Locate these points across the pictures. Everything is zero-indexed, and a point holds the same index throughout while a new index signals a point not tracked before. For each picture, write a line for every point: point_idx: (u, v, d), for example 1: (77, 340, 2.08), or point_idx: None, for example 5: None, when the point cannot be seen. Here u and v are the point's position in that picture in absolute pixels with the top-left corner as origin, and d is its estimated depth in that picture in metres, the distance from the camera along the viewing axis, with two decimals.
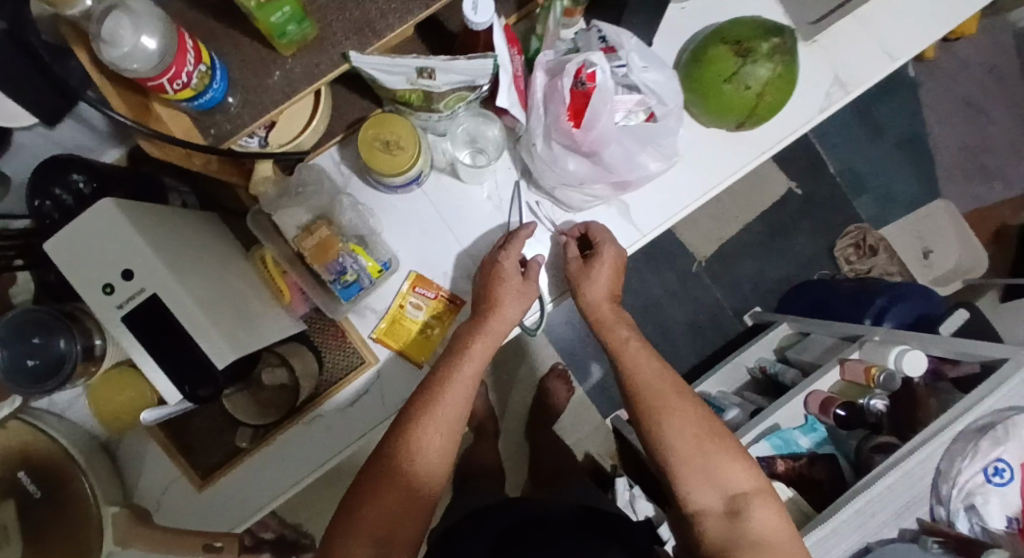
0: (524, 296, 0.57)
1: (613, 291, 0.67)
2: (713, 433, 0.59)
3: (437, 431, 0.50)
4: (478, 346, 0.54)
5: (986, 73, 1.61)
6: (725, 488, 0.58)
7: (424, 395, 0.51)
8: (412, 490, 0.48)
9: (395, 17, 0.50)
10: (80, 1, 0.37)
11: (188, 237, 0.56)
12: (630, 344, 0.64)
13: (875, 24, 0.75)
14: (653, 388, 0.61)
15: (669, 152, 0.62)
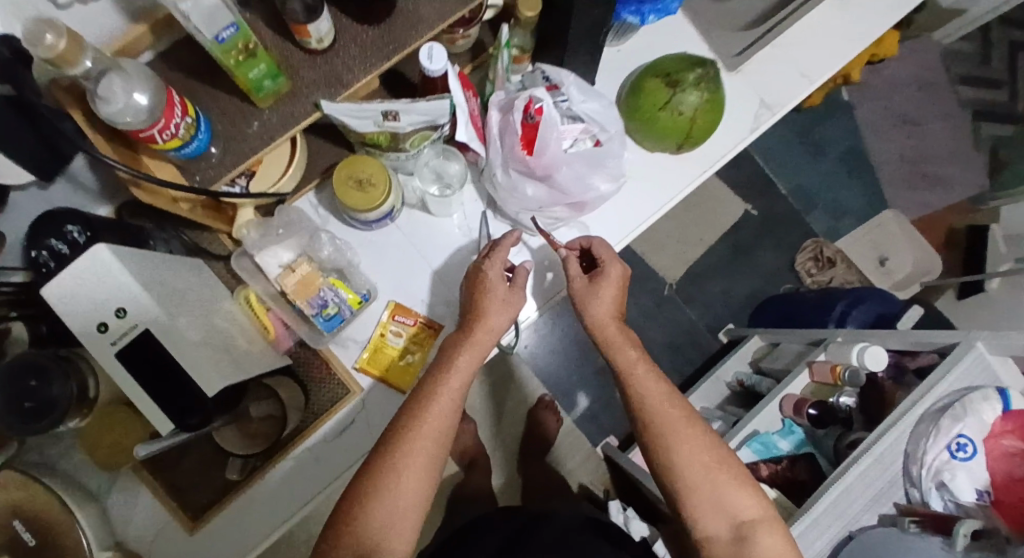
0: (509, 305, 0.56)
1: (618, 310, 0.67)
2: (723, 462, 0.60)
3: (423, 451, 0.48)
4: (465, 358, 0.52)
5: (917, 90, 1.75)
6: (733, 516, 0.59)
7: (410, 414, 0.49)
8: (397, 515, 0.46)
9: (360, 69, 0.56)
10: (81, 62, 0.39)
11: (174, 279, 0.59)
12: (638, 366, 0.63)
13: (791, 53, 0.85)
14: (663, 412, 0.61)
15: (616, 172, 0.69)
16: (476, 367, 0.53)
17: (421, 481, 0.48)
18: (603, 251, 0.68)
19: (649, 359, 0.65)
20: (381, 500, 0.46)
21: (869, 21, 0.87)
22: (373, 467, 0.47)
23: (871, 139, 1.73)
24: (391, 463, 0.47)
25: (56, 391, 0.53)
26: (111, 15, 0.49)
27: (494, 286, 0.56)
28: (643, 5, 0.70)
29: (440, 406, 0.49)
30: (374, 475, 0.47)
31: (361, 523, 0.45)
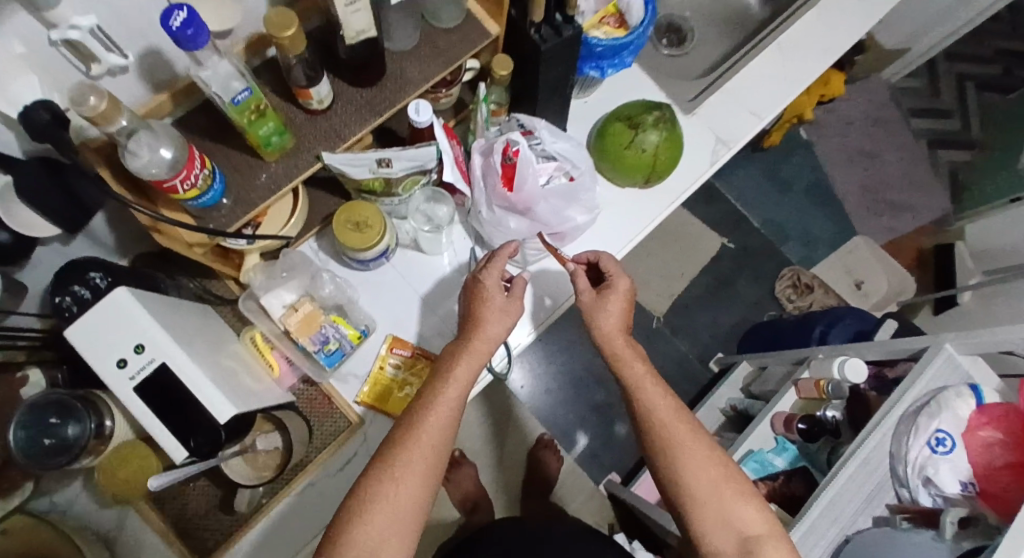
0: (507, 313, 0.60)
1: (625, 324, 0.69)
2: (730, 477, 0.60)
3: (420, 456, 0.51)
4: (464, 366, 0.56)
5: (870, 125, 1.89)
6: (740, 531, 0.58)
7: (411, 420, 0.53)
8: (395, 520, 0.49)
9: (355, 125, 0.64)
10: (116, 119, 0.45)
11: (187, 322, 0.64)
12: (645, 380, 0.65)
13: (739, 96, 0.96)
14: (669, 426, 0.62)
15: (590, 205, 0.77)
16: (474, 374, 0.57)
17: (419, 483, 0.50)
18: (611, 266, 0.72)
19: (656, 374, 0.66)
20: (382, 498, 0.49)
21: (807, 65, 0.98)
22: (376, 467, 0.51)
23: (833, 172, 1.85)
24: (392, 464, 0.50)
25: (71, 432, 0.56)
26: (137, 87, 0.57)
27: (493, 295, 0.60)
28: (599, 59, 0.77)
29: (438, 414, 0.53)
30: (376, 476, 0.50)
31: (361, 522, 0.48)
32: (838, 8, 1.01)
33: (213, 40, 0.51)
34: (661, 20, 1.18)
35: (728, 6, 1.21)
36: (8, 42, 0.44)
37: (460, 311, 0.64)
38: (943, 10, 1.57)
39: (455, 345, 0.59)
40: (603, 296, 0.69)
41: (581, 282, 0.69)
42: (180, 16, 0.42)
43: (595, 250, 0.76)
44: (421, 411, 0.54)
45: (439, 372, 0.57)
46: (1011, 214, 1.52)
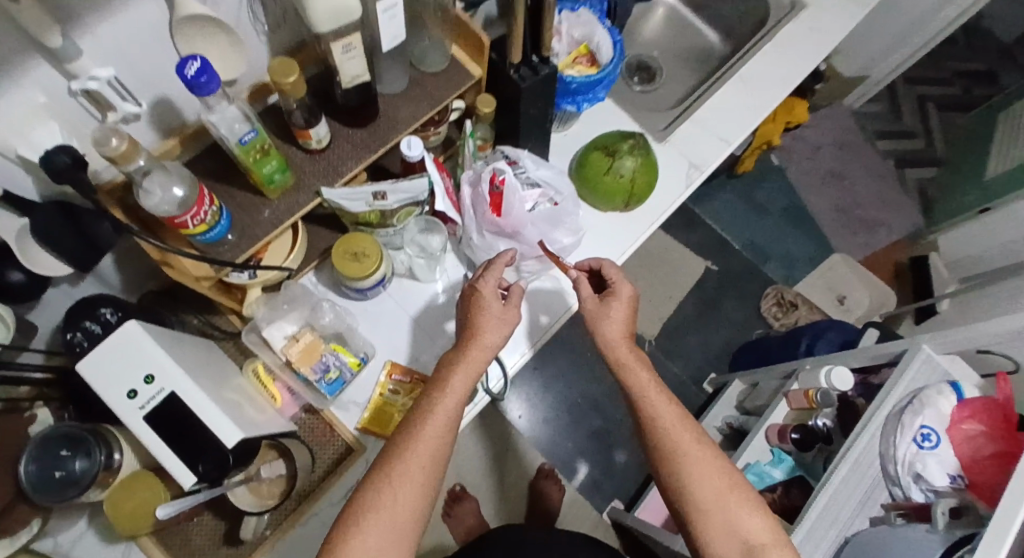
0: (504, 321, 0.64)
1: (628, 331, 0.71)
2: (734, 485, 0.60)
3: (416, 462, 0.53)
4: (460, 377, 0.59)
5: (836, 149, 1.99)
6: (746, 541, 0.58)
7: (409, 429, 0.56)
8: (392, 525, 0.51)
9: (351, 162, 0.69)
10: (134, 158, 0.47)
11: (193, 356, 0.66)
12: (649, 387, 0.65)
13: (708, 124, 1.02)
14: (673, 433, 0.62)
15: (575, 227, 0.82)
16: (470, 382, 0.59)
17: (415, 491, 0.53)
18: (613, 272, 0.75)
19: (660, 382, 0.67)
20: (380, 504, 0.52)
21: (768, 93, 1.06)
22: (376, 475, 0.53)
23: (806, 194, 1.94)
24: (390, 471, 0.53)
25: (79, 467, 0.57)
26: (148, 133, 0.61)
27: (489, 301, 0.64)
28: (575, 94, 0.83)
29: (434, 422, 0.56)
30: (374, 483, 0.52)
31: (360, 527, 0.50)
32: (793, 41, 1.10)
33: (222, 88, 0.56)
34: (631, 61, 1.27)
35: (692, 45, 1.31)
36: (31, 91, 0.48)
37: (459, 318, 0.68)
38: (892, 41, 1.68)
39: (456, 353, 0.62)
40: (606, 303, 0.72)
41: (584, 289, 0.72)
42: (194, 65, 0.46)
43: (597, 257, 0.79)
44: (419, 420, 0.56)
45: (439, 380, 0.59)
46: (979, 224, 1.60)
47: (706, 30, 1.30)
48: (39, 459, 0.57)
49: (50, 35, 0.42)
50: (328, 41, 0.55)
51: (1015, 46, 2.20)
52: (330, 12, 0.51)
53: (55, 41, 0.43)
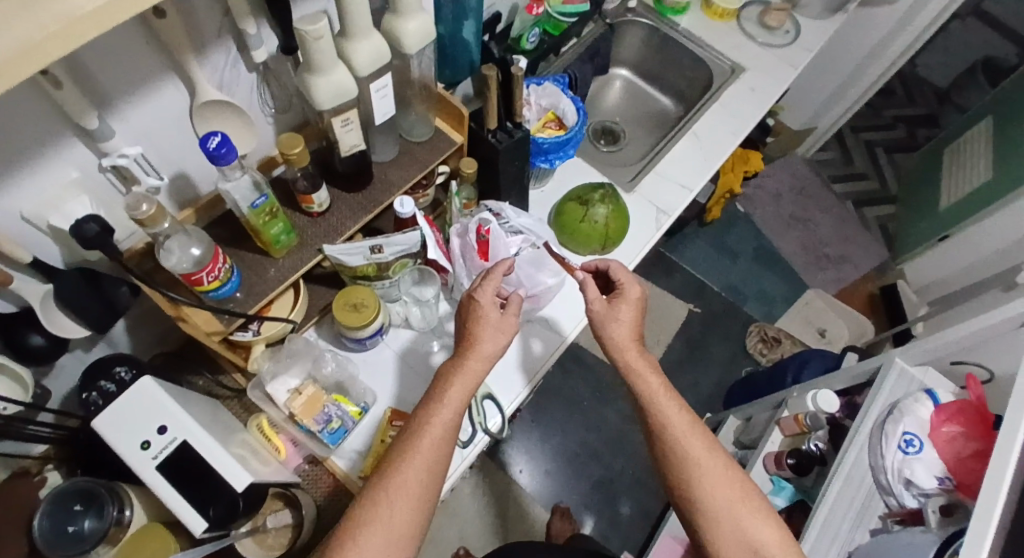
0: (501, 328, 0.72)
1: (635, 333, 0.77)
2: (744, 489, 0.66)
3: (413, 469, 0.62)
4: (457, 389, 0.67)
5: (796, 194, 2.14)
6: (753, 547, 0.63)
7: (409, 441, 0.64)
8: (391, 527, 0.59)
9: (349, 222, 0.76)
10: (161, 222, 0.53)
11: (200, 412, 0.69)
12: (656, 390, 0.71)
13: (670, 175, 1.13)
14: (684, 441, 0.68)
15: (557, 269, 0.89)
16: (467, 391, 0.68)
17: (410, 500, 0.61)
18: (620, 273, 0.81)
19: (671, 389, 0.72)
20: (378, 512, 0.60)
21: (720, 144, 1.18)
22: (376, 486, 0.61)
23: (774, 237, 2.06)
24: (389, 479, 0.61)
25: (86, 526, 0.60)
26: (166, 204, 0.67)
27: (487, 311, 0.72)
28: (547, 154, 0.93)
29: (432, 433, 0.64)
30: (375, 490, 0.61)
31: (365, 528, 0.59)
32: (736, 100, 1.24)
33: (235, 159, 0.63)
34: (596, 125, 1.43)
35: (650, 109, 1.46)
36: (66, 167, 0.54)
37: (457, 327, 0.76)
38: (831, 94, 1.87)
39: (456, 364, 0.70)
40: (611, 305, 0.78)
41: (593, 292, 0.77)
42: (215, 139, 0.53)
43: (607, 261, 0.83)
44: (418, 431, 0.64)
45: (435, 394, 0.67)
46: (942, 250, 1.70)
47: (660, 96, 1.46)
48: (54, 514, 0.61)
49: (88, 117, 0.49)
50: (329, 118, 0.64)
51: (946, 93, 2.44)
52: (331, 92, 0.60)
53: (92, 123, 0.50)
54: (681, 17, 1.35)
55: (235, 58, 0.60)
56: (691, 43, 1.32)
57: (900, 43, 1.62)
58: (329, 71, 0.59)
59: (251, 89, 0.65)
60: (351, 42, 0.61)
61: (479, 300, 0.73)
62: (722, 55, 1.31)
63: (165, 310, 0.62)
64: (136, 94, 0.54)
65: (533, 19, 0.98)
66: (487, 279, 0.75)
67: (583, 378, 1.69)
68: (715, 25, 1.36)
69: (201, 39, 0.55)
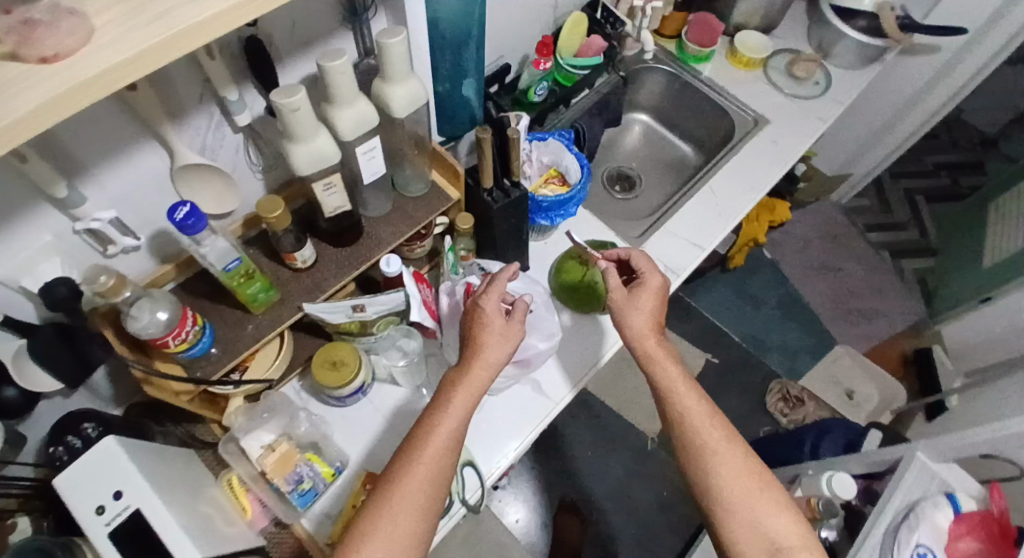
0: (506, 338, 0.75)
1: (654, 322, 0.80)
2: (767, 483, 0.68)
3: (426, 462, 0.65)
4: (466, 387, 0.70)
5: (827, 241, 2.04)
6: (773, 542, 0.65)
7: (420, 438, 0.67)
8: (408, 516, 0.63)
9: (334, 277, 0.74)
10: (122, 292, 0.52)
11: (169, 466, 0.68)
12: (675, 382, 0.75)
13: (681, 232, 1.09)
14: (702, 432, 0.71)
15: (549, 332, 0.87)
16: (474, 395, 0.72)
17: (412, 511, 0.63)
18: (641, 262, 0.86)
19: (690, 378, 0.76)
20: (383, 521, 0.62)
21: (736, 202, 1.13)
22: (393, 478, 0.65)
23: (801, 287, 1.96)
24: (404, 472, 0.64)
25: None
26: (147, 258, 0.66)
27: (492, 319, 0.75)
28: (549, 211, 0.90)
29: (446, 426, 0.68)
30: (391, 481, 0.64)
31: (381, 520, 0.62)
32: (755, 155, 1.19)
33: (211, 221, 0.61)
34: (611, 171, 1.39)
35: (669, 157, 1.41)
36: (39, 232, 0.54)
37: (463, 330, 0.79)
38: (865, 141, 1.78)
39: (462, 372, 0.73)
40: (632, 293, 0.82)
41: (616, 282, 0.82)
42: (183, 210, 0.52)
43: (623, 250, 0.88)
44: (431, 427, 0.68)
45: (444, 397, 0.70)
46: (983, 313, 1.58)
47: (680, 143, 1.41)
48: None
49: (56, 187, 0.49)
50: (311, 183, 0.63)
51: (994, 139, 2.31)
52: (310, 159, 0.59)
53: (61, 192, 0.50)
54: (703, 65, 1.31)
55: (219, 121, 0.60)
56: (714, 92, 1.28)
57: (935, 98, 1.55)
58: (309, 139, 0.58)
59: (238, 149, 0.64)
60: (335, 109, 0.61)
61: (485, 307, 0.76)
62: (745, 106, 1.26)
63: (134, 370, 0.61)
64: (113, 160, 0.54)
65: (542, 75, 0.95)
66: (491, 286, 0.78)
67: (587, 427, 1.64)
68: (739, 74, 1.31)
69: (180, 107, 0.55)
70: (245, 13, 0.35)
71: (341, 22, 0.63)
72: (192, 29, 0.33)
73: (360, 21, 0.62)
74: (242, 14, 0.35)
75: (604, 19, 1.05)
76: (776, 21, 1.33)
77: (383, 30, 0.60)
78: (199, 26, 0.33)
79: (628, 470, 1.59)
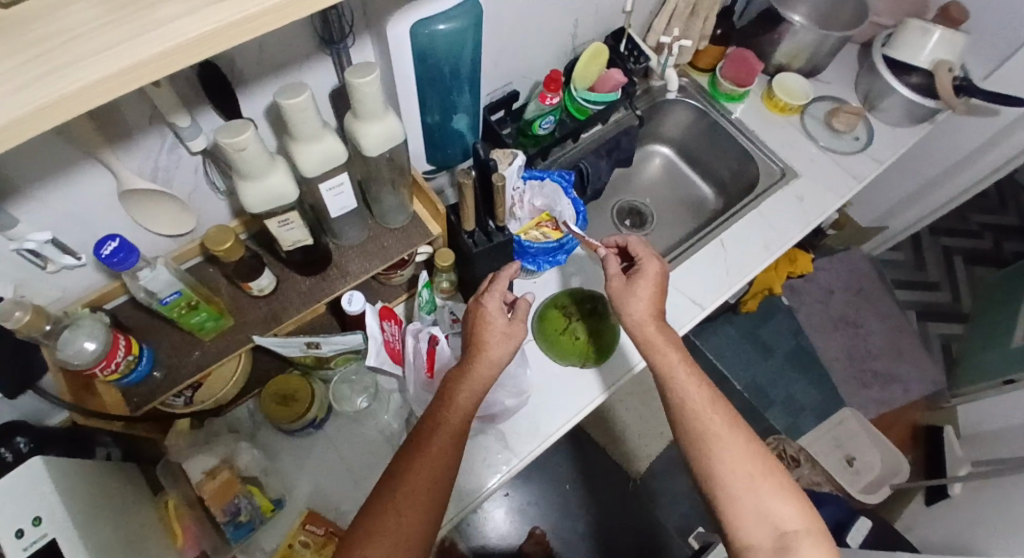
0: (509, 335, 0.75)
1: (655, 310, 0.81)
2: (768, 470, 0.70)
3: (438, 449, 0.66)
4: (473, 383, 0.71)
5: (853, 294, 1.92)
6: (776, 524, 0.67)
7: (428, 427, 0.69)
8: (423, 499, 0.63)
9: (293, 309, 0.70)
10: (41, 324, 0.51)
11: (102, 490, 0.62)
12: (678, 370, 0.76)
13: (682, 286, 1.03)
14: (703, 417, 0.73)
15: (518, 389, 0.82)
16: (480, 390, 0.72)
17: (424, 499, 0.63)
18: (639, 249, 0.85)
19: (690, 364, 0.78)
20: (391, 517, 0.62)
21: (749, 258, 1.05)
22: (404, 465, 0.65)
23: (816, 339, 1.86)
24: (415, 458, 0.66)
25: None
26: (92, 275, 0.63)
27: (494, 318, 0.75)
28: (536, 257, 0.86)
29: (456, 411, 0.69)
30: (402, 465, 0.65)
31: (396, 510, 0.62)
32: (775, 213, 1.10)
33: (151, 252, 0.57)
34: (623, 204, 1.32)
35: (686, 195, 1.33)
36: None
37: (464, 330, 0.79)
38: (907, 196, 1.66)
39: (466, 368, 0.74)
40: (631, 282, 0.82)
41: (615, 270, 0.82)
42: (111, 246, 0.49)
43: (621, 238, 0.87)
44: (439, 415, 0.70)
45: (450, 393, 0.71)
46: (1007, 397, 1.47)
47: (700, 182, 1.33)
48: None
49: None
50: (265, 220, 0.58)
51: None
52: (263, 197, 0.55)
53: None
54: (736, 105, 1.22)
55: (174, 143, 0.56)
56: (742, 136, 1.19)
57: (991, 161, 1.42)
58: (263, 177, 0.53)
59: (196, 170, 0.60)
60: (297, 144, 0.56)
61: (487, 305, 0.76)
62: (774, 154, 1.17)
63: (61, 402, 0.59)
64: (53, 180, 0.50)
65: (549, 109, 0.87)
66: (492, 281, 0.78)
67: (569, 459, 1.60)
68: (773, 118, 1.22)
69: (128, 130, 0.51)
70: (150, 72, 0.29)
71: (318, 48, 0.57)
72: (102, 83, 0.27)
73: (337, 50, 0.57)
74: (160, 68, 0.29)
75: (629, 52, 1.01)
76: (821, 64, 1.23)
77: (354, 66, 0.54)
78: (103, 84, 0.27)
79: (605, 510, 1.55)
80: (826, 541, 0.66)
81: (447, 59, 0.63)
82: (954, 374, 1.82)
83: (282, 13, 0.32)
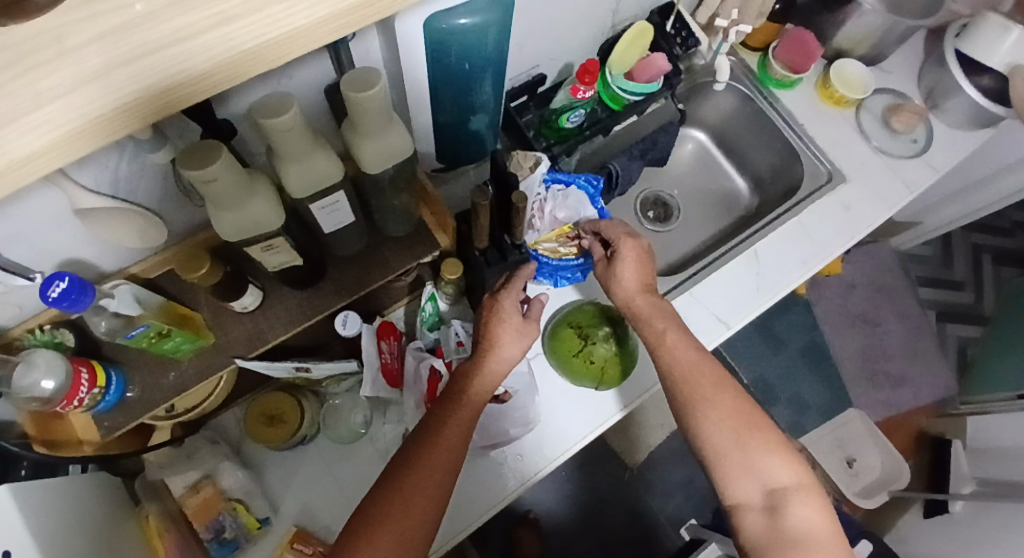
0: (523, 335, 0.69)
1: (643, 283, 0.74)
2: (751, 427, 0.64)
3: (437, 449, 0.60)
4: (478, 382, 0.66)
5: (874, 290, 1.83)
6: (765, 483, 0.62)
7: (426, 428, 0.63)
8: (430, 498, 0.58)
9: (281, 326, 0.62)
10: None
11: (77, 514, 0.57)
12: (666, 335, 0.69)
13: (706, 300, 0.95)
14: (688, 379, 0.67)
15: (524, 419, 0.78)
16: (488, 390, 0.66)
17: (427, 498, 0.58)
18: (608, 229, 0.76)
19: (679, 329, 0.70)
20: (392, 528, 0.55)
21: (783, 272, 0.97)
22: (400, 468, 0.59)
23: (831, 337, 1.79)
24: (416, 461, 0.59)
25: None
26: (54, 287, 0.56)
27: (509, 314, 0.69)
28: (555, 272, 0.81)
29: (463, 412, 0.64)
30: (399, 468, 0.59)
31: (391, 512, 0.56)
32: (818, 219, 1.00)
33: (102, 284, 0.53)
34: (648, 193, 1.21)
35: (718, 188, 1.22)
36: None
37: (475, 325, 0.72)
38: (949, 194, 1.54)
39: (473, 364, 0.68)
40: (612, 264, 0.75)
41: (595, 256, 0.76)
42: (58, 287, 0.42)
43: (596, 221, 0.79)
44: (441, 414, 0.64)
45: (455, 392, 0.65)
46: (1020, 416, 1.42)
47: (734, 174, 1.22)
48: None
49: None
50: (246, 247, 0.50)
51: None
52: (239, 226, 0.46)
53: None
54: (784, 91, 1.09)
55: (136, 152, 0.46)
56: (789, 130, 1.07)
57: None
58: (241, 206, 0.45)
59: (164, 176, 0.51)
60: (282, 163, 0.47)
61: (504, 305, 0.69)
62: (823, 154, 1.05)
63: (30, 444, 0.55)
64: None
65: (580, 102, 0.77)
66: (507, 281, 0.71)
67: None
68: (825, 110, 1.09)
69: None
70: (50, 157, 0.21)
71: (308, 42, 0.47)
72: None
73: (336, 44, 0.47)
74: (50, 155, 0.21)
75: (676, 31, 0.87)
76: (886, 52, 1.08)
77: (350, 74, 0.44)
78: None
79: (599, 496, 1.55)
80: (821, 499, 0.62)
81: (468, 54, 0.53)
82: (966, 379, 1.76)
83: (233, 67, 0.24)
